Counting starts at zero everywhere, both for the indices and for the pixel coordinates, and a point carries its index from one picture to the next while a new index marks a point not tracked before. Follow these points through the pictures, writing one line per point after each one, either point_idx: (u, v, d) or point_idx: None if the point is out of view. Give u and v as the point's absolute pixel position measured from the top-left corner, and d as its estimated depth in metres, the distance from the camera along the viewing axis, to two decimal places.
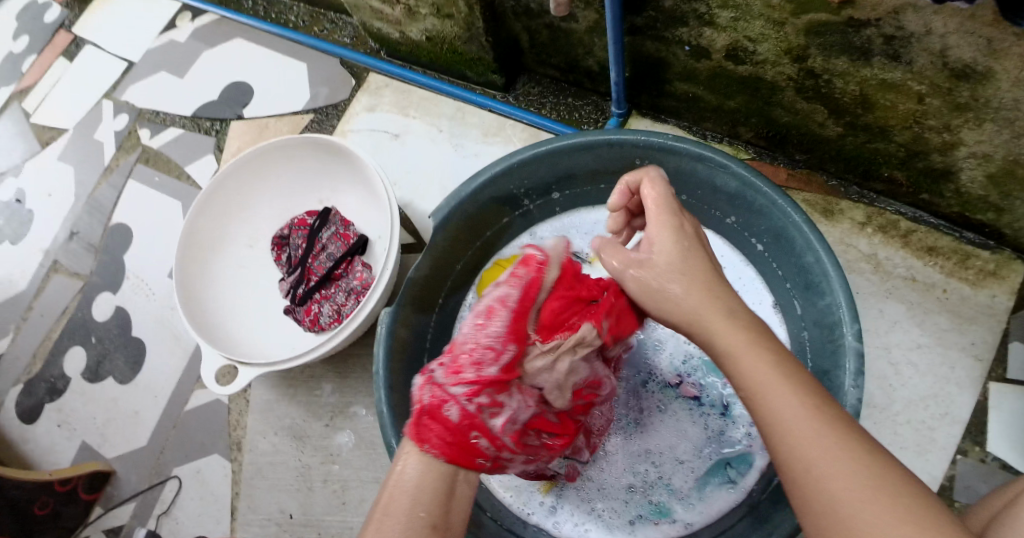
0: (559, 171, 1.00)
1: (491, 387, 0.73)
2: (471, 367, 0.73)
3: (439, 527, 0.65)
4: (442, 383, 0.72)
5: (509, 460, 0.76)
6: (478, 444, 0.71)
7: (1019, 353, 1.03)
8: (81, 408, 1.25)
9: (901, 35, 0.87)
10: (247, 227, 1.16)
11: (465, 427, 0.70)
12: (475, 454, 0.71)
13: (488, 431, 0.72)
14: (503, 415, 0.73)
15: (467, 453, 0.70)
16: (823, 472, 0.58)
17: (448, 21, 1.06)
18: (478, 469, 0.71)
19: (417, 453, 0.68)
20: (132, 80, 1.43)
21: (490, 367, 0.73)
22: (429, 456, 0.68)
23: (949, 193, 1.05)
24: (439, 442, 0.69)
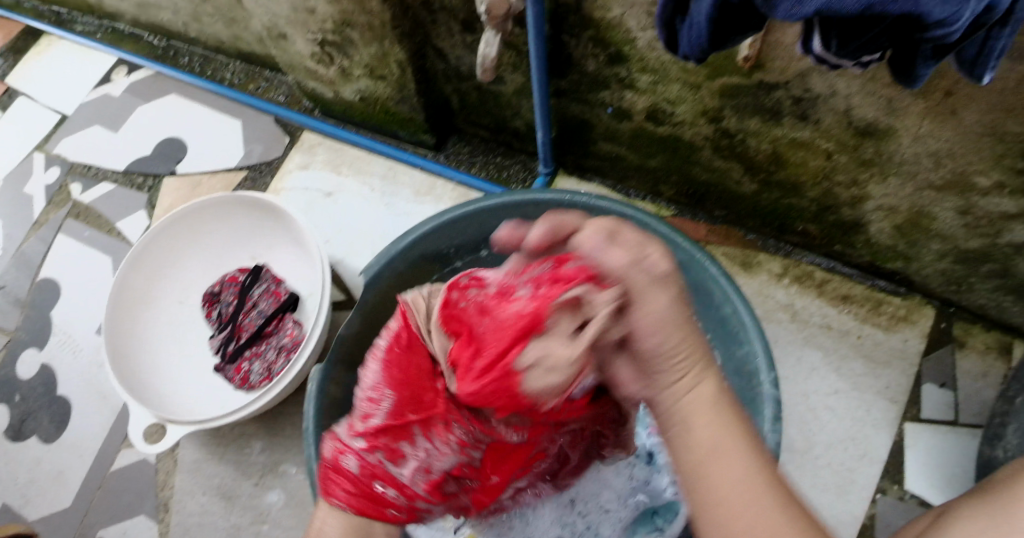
0: (489, 229, 1.02)
1: (388, 437, 0.74)
2: (365, 419, 0.75)
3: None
4: (343, 438, 0.75)
5: (428, 508, 0.76)
6: (385, 494, 0.72)
7: (932, 394, 1.08)
8: (1, 471, 1.20)
9: (808, 96, 0.93)
10: (178, 285, 1.15)
11: (369, 481, 0.72)
12: (381, 505, 0.72)
13: (393, 480, 0.73)
14: (408, 463, 0.74)
15: (374, 504, 0.71)
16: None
17: (381, 81, 1.08)
18: (392, 521, 0.73)
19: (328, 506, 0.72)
20: (65, 134, 1.42)
21: (380, 417, 0.74)
22: (338, 508, 0.71)
23: (860, 243, 1.11)
24: (345, 497, 0.71)
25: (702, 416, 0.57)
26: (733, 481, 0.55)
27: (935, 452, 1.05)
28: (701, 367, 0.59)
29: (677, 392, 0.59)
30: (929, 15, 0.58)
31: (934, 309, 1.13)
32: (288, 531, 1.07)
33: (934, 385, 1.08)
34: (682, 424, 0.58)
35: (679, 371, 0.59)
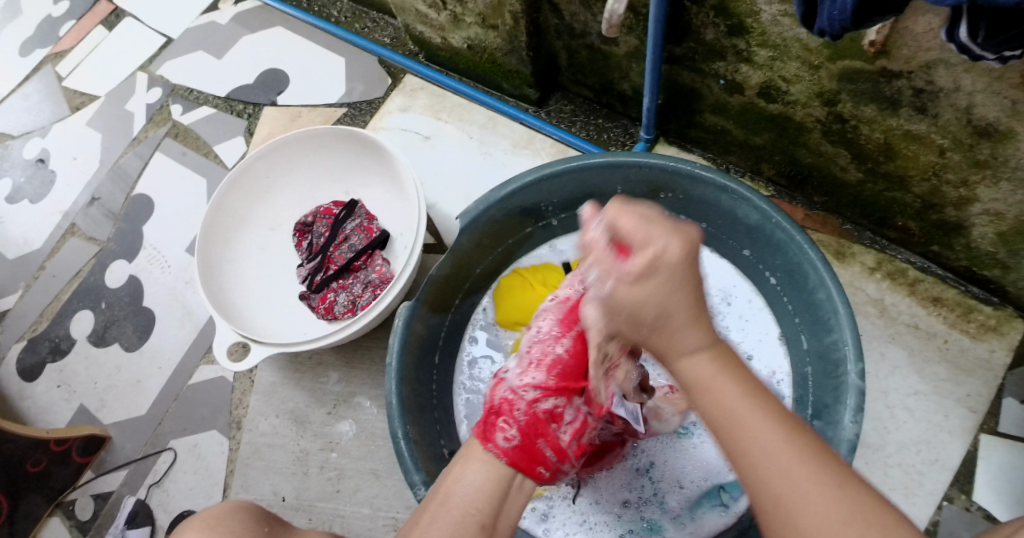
0: (586, 188, 1.02)
1: (555, 396, 0.81)
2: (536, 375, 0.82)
3: (487, 527, 0.70)
4: (513, 387, 0.82)
5: (568, 468, 0.82)
6: (542, 451, 0.78)
7: (1011, 409, 1.05)
8: (83, 372, 1.26)
9: (930, 89, 0.89)
10: (271, 211, 1.17)
11: (530, 435, 0.78)
12: (537, 459, 0.77)
13: (550, 440, 0.79)
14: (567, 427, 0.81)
15: (529, 459, 0.76)
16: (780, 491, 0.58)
17: (491, 31, 1.08)
18: (539, 478, 0.77)
19: (481, 450, 0.76)
20: (169, 56, 1.45)
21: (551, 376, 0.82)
22: (492, 455, 0.75)
23: (959, 246, 1.07)
24: (503, 446, 0.75)
25: (703, 371, 0.64)
26: (765, 427, 0.61)
27: (1010, 468, 1.02)
28: (674, 327, 0.64)
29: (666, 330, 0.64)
30: None
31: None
32: (357, 462, 1.10)
33: (1014, 401, 1.05)
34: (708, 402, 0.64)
35: (705, 333, 0.65)
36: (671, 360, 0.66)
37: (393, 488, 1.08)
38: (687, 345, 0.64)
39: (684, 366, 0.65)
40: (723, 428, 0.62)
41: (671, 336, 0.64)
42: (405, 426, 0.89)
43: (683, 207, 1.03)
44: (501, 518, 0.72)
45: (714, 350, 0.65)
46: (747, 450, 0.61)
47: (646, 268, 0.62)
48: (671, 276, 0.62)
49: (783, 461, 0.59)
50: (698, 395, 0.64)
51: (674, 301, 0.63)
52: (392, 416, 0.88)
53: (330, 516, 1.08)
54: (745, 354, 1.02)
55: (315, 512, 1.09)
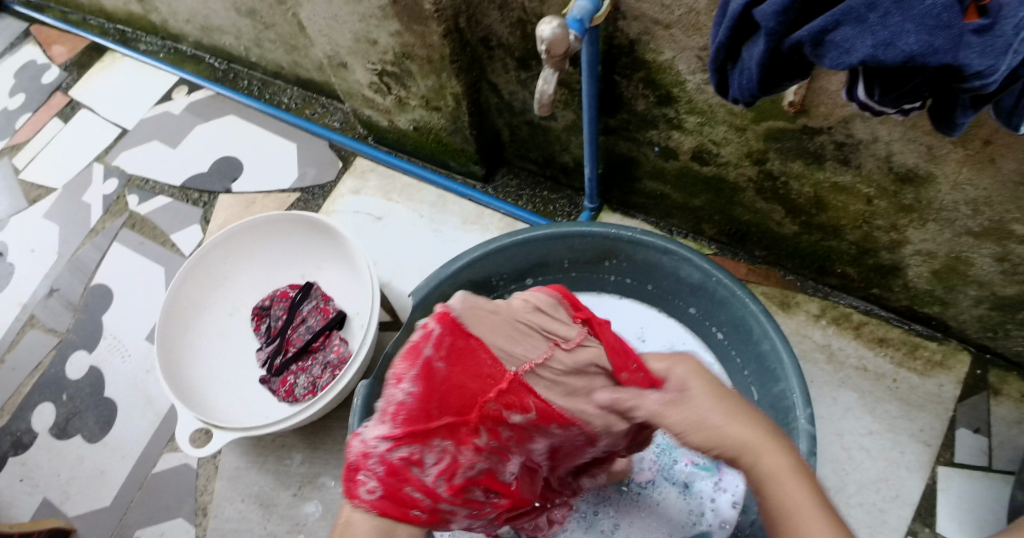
0: (534, 258, 1.04)
1: (415, 434, 0.61)
2: (393, 417, 0.61)
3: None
4: (369, 436, 0.62)
5: (450, 508, 0.64)
6: (414, 495, 0.61)
7: (966, 439, 1.08)
8: (45, 465, 1.24)
9: (850, 142, 0.95)
10: (229, 296, 1.19)
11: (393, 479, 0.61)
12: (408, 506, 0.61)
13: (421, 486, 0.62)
14: (434, 467, 0.62)
15: (401, 504, 0.61)
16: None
17: (436, 112, 1.12)
18: (416, 522, 0.62)
19: (350, 508, 0.62)
20: (125, 146, 1.48)
21: (408, 408, 0.61)
22: (362, 510, 0.61)
23: (898, 287, 1.12)
24: (369, 499, 0.61)
25: (774, 458, 0.66)
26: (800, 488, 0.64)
27: (967, 498, 1.05)
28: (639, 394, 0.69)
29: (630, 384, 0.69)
30: (968, 67, 0.59)
31: (970, 355, 1.13)
32: None
33: (969, 430, 1.09)
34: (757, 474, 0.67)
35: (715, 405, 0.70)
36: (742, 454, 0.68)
37: None
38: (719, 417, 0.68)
39: (734, 431, 0.68)
40: (763, 485, 0.66)
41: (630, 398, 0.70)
42: None
43: (628, 269, 1.06)
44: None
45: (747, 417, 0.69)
46: (783, 500, 0.64)
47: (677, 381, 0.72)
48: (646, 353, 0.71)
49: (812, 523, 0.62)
50: (744, 456, 0.67)
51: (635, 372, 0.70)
52: None
53: None
54: None
55: None
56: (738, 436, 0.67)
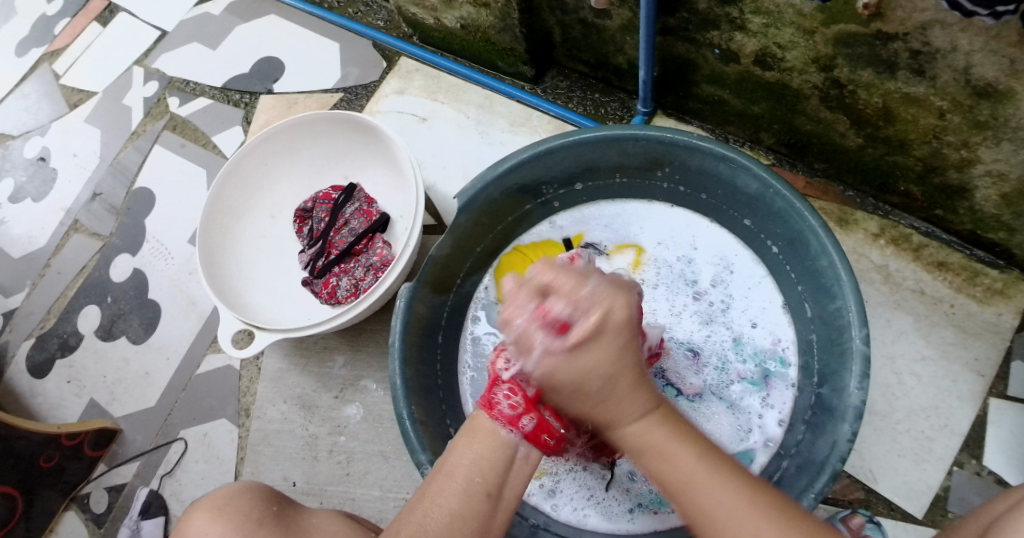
0: (584, 162, 1.01)
1: None
2: None
3: (493, 495, 0.72)
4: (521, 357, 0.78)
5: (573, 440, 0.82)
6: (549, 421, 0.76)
7: (1021, 371, 1.04)
8: (92, 366, 1.27)
9: (926, 51, 0.88)
10: (271, 198, 1.18)
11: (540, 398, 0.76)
12: (546, 429, 0.76)
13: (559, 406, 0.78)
14: None
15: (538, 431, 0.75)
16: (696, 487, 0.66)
17: (484, 9, 1.08)
18: (545, 446, 0.76)
19: (487, 416, 0.75)
20: (165, 49, 1.46)
21: None
22: (496, 424, 0.74)
23: (963, 209, 1.06)
24: (509, 415, 0.74)
25: (651, 434, 0.69)
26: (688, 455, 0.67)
27: (1018, 431, 1.02)
28: (619, 395, 0.69)
29: (614, 398, 0.69)
30: None
31: None
32: (364, 444, 1.11)
33: None
34: (667, 478, 0.68)
35: (648, 400, 0.70)
36: (618, 427, 0.70)
37: (402, 470, 1.09)
38: (631, 414, 0.69)
39: (647, 380, 0.70)
40: (681, 492, 0.67)
41: (619, 405, 0.69)
42: (410, 406, 0.89)
43: (681, 177, 1.02)
44: (506, 488, 0.73)
45: (660, 414, 0.70)
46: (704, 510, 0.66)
47: (592, 332, 0.67)
48: (620, 333, 0.68)
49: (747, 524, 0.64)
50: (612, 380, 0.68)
51: (622, 363, 0.69)
52: (397, 399, 0.88)
53: (340, 498, 1.09)
54: (748, 324, 1.02)
55: (326, 496, 1.10)
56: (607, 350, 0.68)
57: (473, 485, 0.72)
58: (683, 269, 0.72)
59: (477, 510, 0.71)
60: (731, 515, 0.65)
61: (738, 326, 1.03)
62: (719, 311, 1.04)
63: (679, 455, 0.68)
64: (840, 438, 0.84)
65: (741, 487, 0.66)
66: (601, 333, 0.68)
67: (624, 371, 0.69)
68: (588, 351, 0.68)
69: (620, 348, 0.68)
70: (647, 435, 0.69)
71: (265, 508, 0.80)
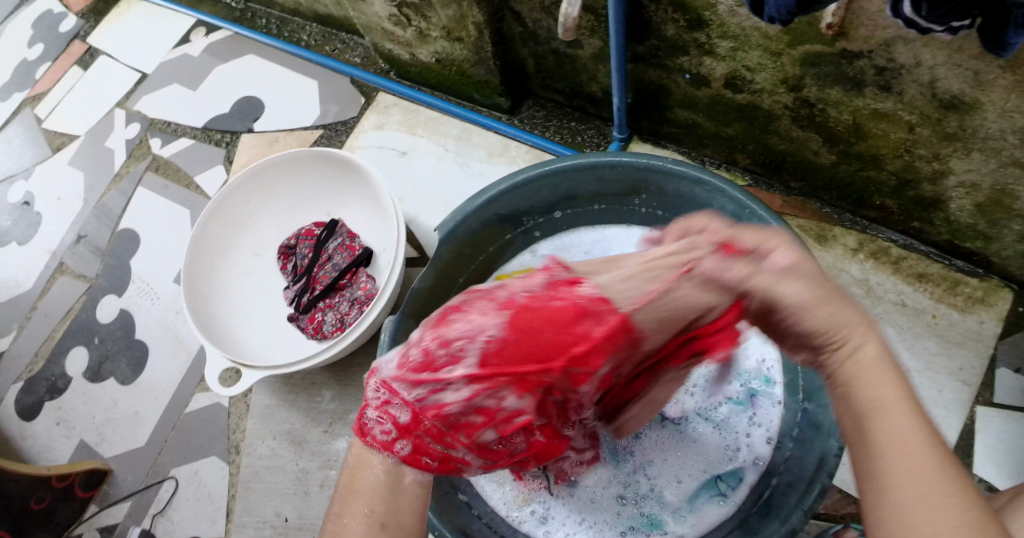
0: (562, 190, 1.02)
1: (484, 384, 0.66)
2: (439, 367, 0.66)
3: (402, 525, 0.66)
4: (395, 379, 0.67)
5: (464, 464, 0.71)
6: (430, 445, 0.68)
7: (1006, 378, 1.05)
8: (81, 408, 1.27)
9: (892, 67, 0.90)
10: (255, 236, 1.18)
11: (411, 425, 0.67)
12: (426, 451, 0.68)
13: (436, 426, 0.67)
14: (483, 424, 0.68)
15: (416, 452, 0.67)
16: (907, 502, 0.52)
17: (458, 43, 1.09)
18: (425, 468, 0.68)
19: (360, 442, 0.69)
20: (146, 90, 1.47)
21: (462, 365, 0.66)
22: (371, 448, 0.68)
23: (938, 221, 1.08)
24: (385, 442, 0.67)
25: (848, 319, 0.60)
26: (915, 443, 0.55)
27: (1006, 438, 1.03)
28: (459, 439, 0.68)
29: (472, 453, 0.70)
30: None
31: (1012, 292, 1.09)
32: None
33: (1009, 370, 1.06)
34: (857, 393, 0.58)
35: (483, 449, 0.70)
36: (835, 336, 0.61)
37: None
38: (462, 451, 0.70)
39: (858, 343, 0.60)
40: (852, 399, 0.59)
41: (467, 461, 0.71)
42: None
43: (659, 200, 1.03)
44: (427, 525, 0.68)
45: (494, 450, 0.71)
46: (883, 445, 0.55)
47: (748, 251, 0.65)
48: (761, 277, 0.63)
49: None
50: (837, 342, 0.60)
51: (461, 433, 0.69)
52: None
53: None
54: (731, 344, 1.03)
55: (319, 531, 1.09)
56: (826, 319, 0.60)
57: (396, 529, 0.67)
58: (832, 291, 0.61)
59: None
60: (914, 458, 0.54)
61: None
62: None
63: (876, 378, 0.58)
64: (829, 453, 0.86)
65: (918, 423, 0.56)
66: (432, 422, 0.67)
67: (812, 277, 0.62)
68: (788, 289, 0.62)
69: (812, 278, 0.62)
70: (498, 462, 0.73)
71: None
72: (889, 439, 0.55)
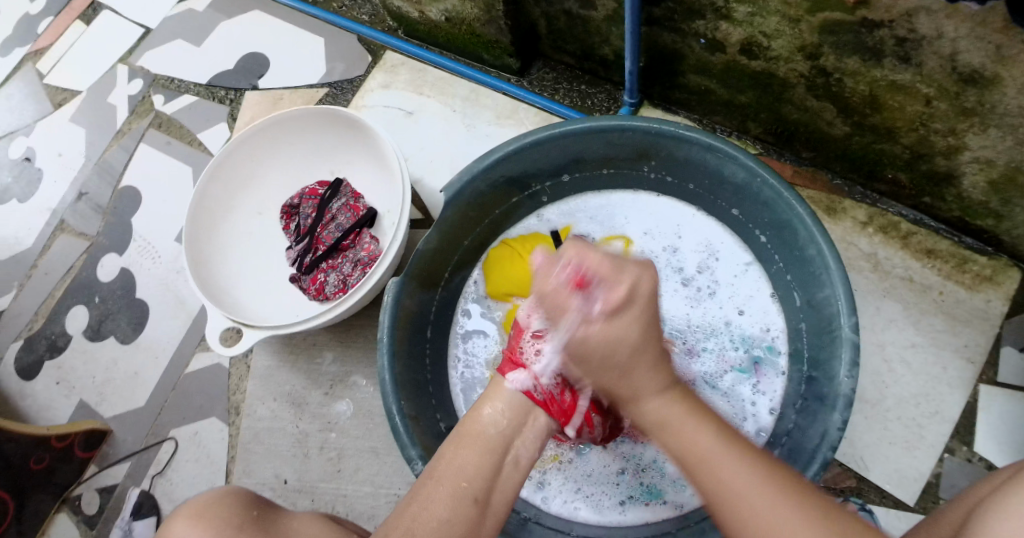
0: (570, 154, 1.00)
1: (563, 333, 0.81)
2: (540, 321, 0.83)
3: (480, 500, 0.73)
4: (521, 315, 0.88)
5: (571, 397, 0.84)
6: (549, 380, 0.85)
7: (1011, 357, 1.05)
8: (81, 367, 1.26)
9: (912, 37, 0.88)
10: (257, 195, 1.17)
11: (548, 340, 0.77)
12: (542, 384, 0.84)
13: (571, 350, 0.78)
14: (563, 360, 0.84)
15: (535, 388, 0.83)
16: (765, 521, 0.67)
17: (469, 1, 1.07)
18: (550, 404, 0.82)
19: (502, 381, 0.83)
20: (149, 46, 1.44)
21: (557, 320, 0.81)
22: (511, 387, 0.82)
23: (950, 197, 1.06)
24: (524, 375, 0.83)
25: (670, 410, 0.74)
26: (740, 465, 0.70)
27: (1008, 418, 1.02)
28: (641, 368, 0.73)
29: (634, 373, 0.73)
30: None
31: (1020, 272, 1.08)
32: (355, 441, 1.11)
33: (1015, 349, 1.05)
34: (678, 446, 0.73)
35: (665, 379, 0.74)
36: (642, 401, 0.74)
37: (393, 466, 1.08)
38: (652, 390, 0.74)
39: (674, 436, 0.73)
40: (721, 504, 0.70)
41: (641, 379, 0.73)
42: (399, 401, 0.88)
43: (669, 166, 1.02)
44: (492, 493, 0.75)
45: (680, 392, 0.74)
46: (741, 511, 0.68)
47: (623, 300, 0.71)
48: (644, 304, 0.72)
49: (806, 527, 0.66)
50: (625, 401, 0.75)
51: (647, 338, 0.73)
52: (386, 393, 0.88)
53: (333, 495, 1.09)
54: (737, 312, 1.02)
55: (318, 493, 1.09)
56: (646, 379, 0.74)
57: (460, 490, 0.73)
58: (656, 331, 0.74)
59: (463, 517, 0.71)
60: (748, 489, 0.68)
61: (726, 312, 1.03)
62: (705, 297, 1.04)
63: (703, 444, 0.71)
64: (830, 428, 0.84)
65: (759, 465, 0.70)
66: (631, 302, 0.72)
67: (651, 343, 0.73)
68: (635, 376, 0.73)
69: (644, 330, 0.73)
70: (662, 412, 0.74)
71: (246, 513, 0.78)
72: (756, 516, 0.68)
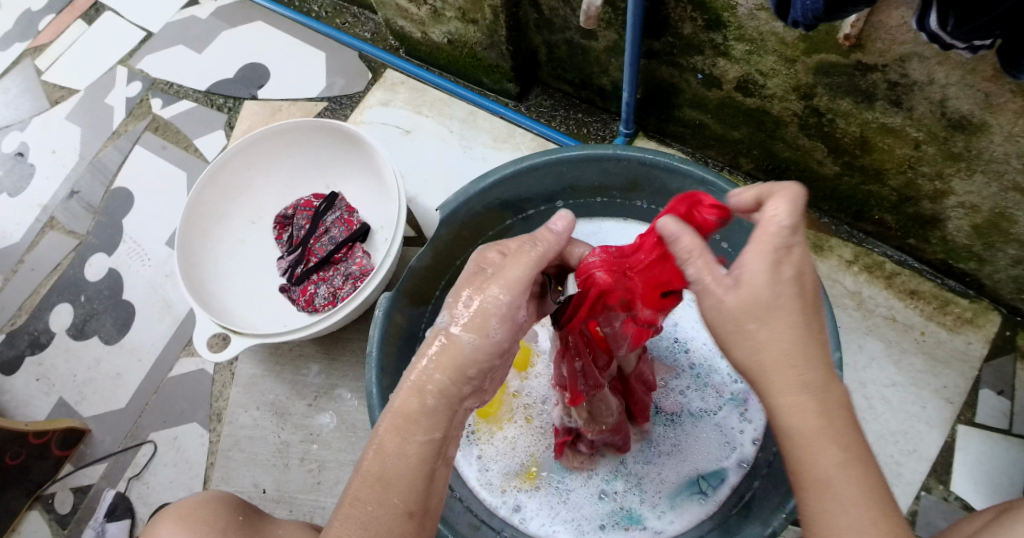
0: (565, 180, 1.01)
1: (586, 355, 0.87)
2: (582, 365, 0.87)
3: (415, 512, 0.63)
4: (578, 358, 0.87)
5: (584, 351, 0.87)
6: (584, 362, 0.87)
7: (989, 400, 1.06)
8: (62, 365, 1.25)
9: (904, 82, 0.90)
10: (251, 204, 1.17)
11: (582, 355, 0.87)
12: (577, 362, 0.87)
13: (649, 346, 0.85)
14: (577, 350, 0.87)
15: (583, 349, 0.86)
16: (841, 522, 0.59)
17: (472, 25, 1.09)
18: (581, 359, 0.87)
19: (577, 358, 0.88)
20: (150, 50, 1.45)
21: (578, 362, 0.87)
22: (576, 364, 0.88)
23: (934, 239, 1.08)
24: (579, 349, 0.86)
25: (803, 408, 0.59)
26: (848, 494, 0.59)
27: (983, 458, 1.04)
28: (776, 347, 0.59)
29: (754, 349, 0.60)
30: None
31: (1000, 315, 1.10)
32: (337, 453, 1.10)
33: (992, 392, 1.06)
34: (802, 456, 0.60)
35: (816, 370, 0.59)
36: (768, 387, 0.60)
37: None
38: (791, 379, 0.59)
39: (783, 394, 0.60)
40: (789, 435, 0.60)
41: (773, 354, 0.59)
42: (384, 416, 0.88)
43: (660, 198, 1.03)
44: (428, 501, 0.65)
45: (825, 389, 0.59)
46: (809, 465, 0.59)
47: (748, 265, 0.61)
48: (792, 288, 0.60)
49: (838, 477, 0.59)
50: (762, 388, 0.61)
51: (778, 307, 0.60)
52: (372, 407, 0.87)
53: (311, 507, 1.08)
54: None
55: (297, 505, 1.09)
56: (787, 374, 0.59)
57: (390, 503, 0.63)
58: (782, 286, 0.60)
59: (398, 529, 0.62)
60: (839, 471, 0.59)
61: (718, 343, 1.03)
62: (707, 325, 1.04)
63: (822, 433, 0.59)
64: None
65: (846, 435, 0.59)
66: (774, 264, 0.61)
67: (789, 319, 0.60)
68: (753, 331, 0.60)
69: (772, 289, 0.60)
70: (795, 399, 0.59)
71: (230, 519, 0.76)
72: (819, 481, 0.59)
